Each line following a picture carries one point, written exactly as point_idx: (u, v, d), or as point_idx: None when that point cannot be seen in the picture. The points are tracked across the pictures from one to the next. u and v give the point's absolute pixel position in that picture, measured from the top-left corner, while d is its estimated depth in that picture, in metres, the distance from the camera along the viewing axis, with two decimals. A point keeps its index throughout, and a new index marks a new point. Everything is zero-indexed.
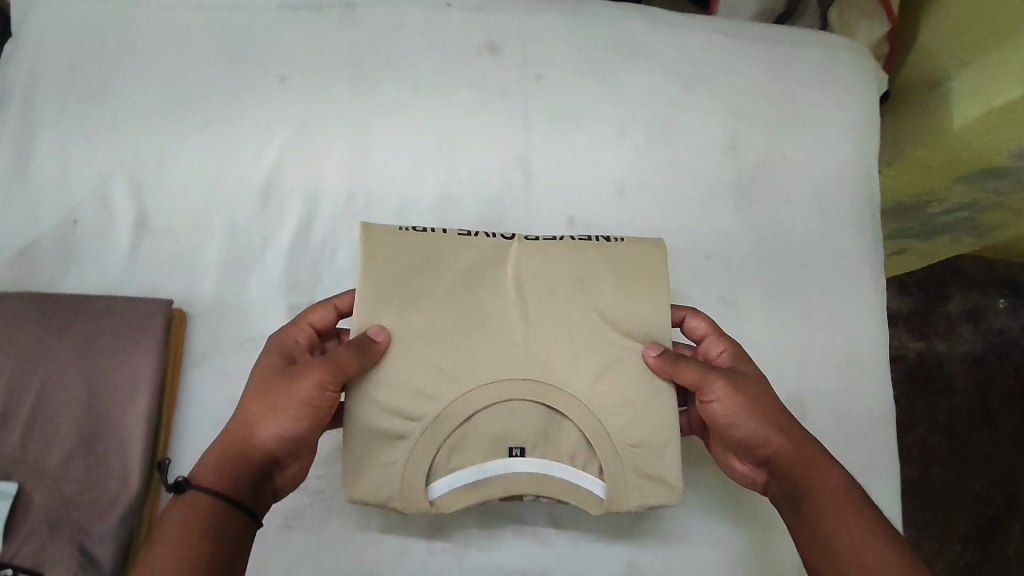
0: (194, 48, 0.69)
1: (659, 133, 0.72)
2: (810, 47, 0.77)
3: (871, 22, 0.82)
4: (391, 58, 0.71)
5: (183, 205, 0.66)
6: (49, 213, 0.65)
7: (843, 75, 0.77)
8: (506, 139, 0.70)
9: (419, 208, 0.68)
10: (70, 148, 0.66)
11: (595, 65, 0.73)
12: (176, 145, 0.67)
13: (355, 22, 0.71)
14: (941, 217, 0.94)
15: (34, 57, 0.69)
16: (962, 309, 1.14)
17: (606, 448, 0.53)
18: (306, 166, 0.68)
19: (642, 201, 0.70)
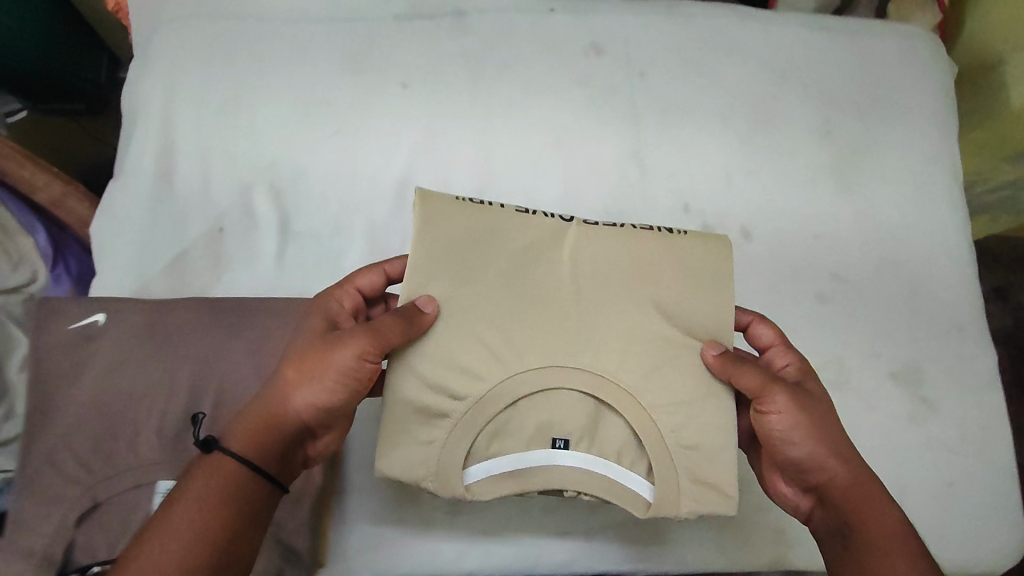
0: (317, 57, 0.72)
1: (758, 127, 0.82)
2: (889, 41, 0.86)
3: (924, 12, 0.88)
4: (502, 57, 0.77)
5: (323, 202, 0.67)
6: (196, 225, 0.64)
7: (929, 67, 0.85)
8: (619, 133, 0.78)
9: (546, 195, 0.73)
10: (207, 152, 0.67)
11: (694, 62, 0.83)
12: (317, 145, 0.68)
13: (469, 29, 0.78)
14: (984, 197, 0.96)
15: (167, 79, 0.70)
16: (992, 287, 1.11)
17: (658, 449, 0.49)
18: (431, 156, 0.71)
19: (746, 188, 0.80)
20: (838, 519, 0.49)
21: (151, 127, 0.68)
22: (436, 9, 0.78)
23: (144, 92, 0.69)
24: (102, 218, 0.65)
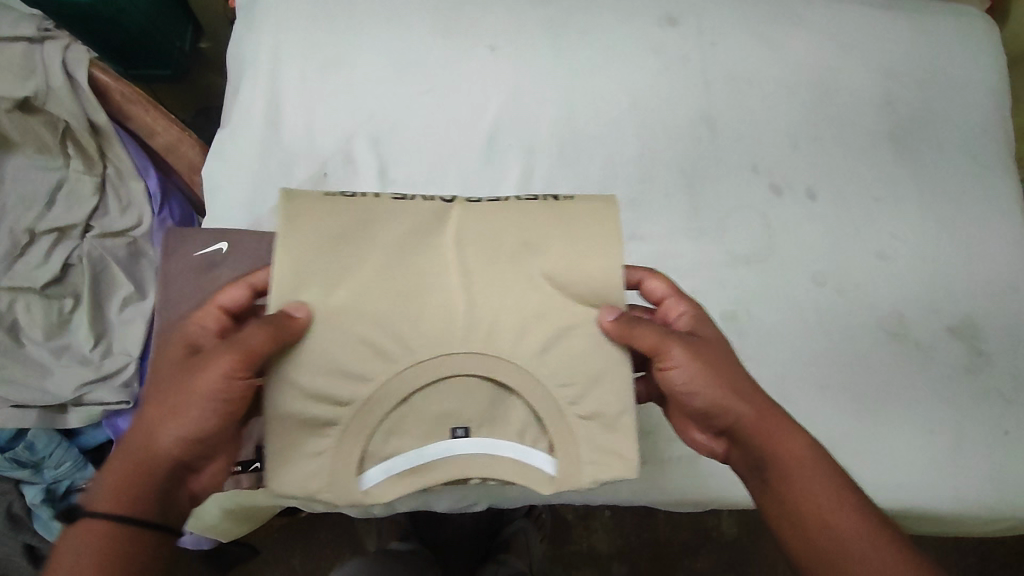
0: (413, 21, 0.79)
1: (822, 94, 0.84)
2: (943, 19, 0.90)
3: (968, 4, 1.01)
4: (577, 21, 0.82)
5: (417, 153, 0.75)
6: (302, 169, 0.72)
7: (980, 47, 0.89)
8: (691, 98, 0.82)
9: (622, 154, 0.78)
10: (311, 104, 0.74)
11: (761, 31, 0.86)
12: (409, 101, 0.76)
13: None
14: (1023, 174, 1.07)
15: (275, 35, 0.76)
16: None
17: (557, 426, 0.51)
18: (517, 111, 0.78)
19: (815, 153, 0.82)
20: (753, 452, 0.54)
21: (261, 78, 0.75)
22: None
23: (254, 47, 0.76)
24: (215, 159, 0.72)
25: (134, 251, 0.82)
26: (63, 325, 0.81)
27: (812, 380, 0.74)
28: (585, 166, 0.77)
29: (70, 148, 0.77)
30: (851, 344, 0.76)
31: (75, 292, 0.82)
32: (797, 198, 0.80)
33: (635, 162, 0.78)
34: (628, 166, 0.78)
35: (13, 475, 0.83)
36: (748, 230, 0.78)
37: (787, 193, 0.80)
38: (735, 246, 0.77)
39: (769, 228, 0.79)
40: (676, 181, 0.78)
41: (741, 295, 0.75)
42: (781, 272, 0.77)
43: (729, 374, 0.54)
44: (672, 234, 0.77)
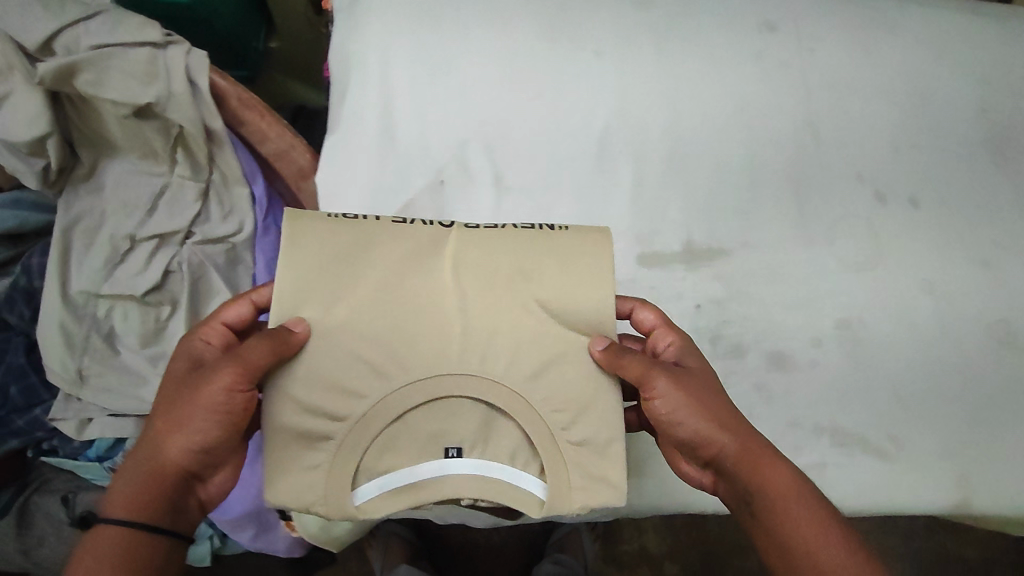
0: (518, 25, 0.77)
1: (923, 100, 0.83)
2: None
3: None
4: (679, 26, 0.81)
5: (529, 161, 0.74)
6: (419, 178, 0.71)
7: None
8: (794, 106, 0.81)
9: (730, 163, 0.78)
10: (423, 110, 0.73)
11: (859, 34, 0.84)
12: (519, 107, 0.75)
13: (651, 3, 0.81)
14: None
15: (382, 37, 0.74)
16: None
17: (547, 449, 0.54)
18: (625, 118, 0.76)
19: (915, 161, 0.82)
20: (734, 479, 0.54)
21: (372, 83, 0.73)
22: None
23: (361, 48, 0.74)
24: (328, 167, 0.71)
25: (232, 258, 0.80)
26: (158, 334, 0.80)
27: (925, 387, 0.75)
28: (694, 177, 0.77)
29: (178, 154, 0.75)
30: (959, 354, 0.76)
31: (172, 299, 0.80)
32: (900, 207, 0.80)
33: (742, 172, 0.78)
34: (738, 176, 0.78)
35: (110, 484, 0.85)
36: (854, 240, 0.78)
37: (891, 203, 0.80)
38: (844, 255, 0.78)
39: (875, 238, 0.79)
40: (783, 191, 0.78)
41: (852, 305, 0.76)
42: (890, 282, 0.77)
43: (709, 402, 0.55)
44: (782, 244, 0.77)
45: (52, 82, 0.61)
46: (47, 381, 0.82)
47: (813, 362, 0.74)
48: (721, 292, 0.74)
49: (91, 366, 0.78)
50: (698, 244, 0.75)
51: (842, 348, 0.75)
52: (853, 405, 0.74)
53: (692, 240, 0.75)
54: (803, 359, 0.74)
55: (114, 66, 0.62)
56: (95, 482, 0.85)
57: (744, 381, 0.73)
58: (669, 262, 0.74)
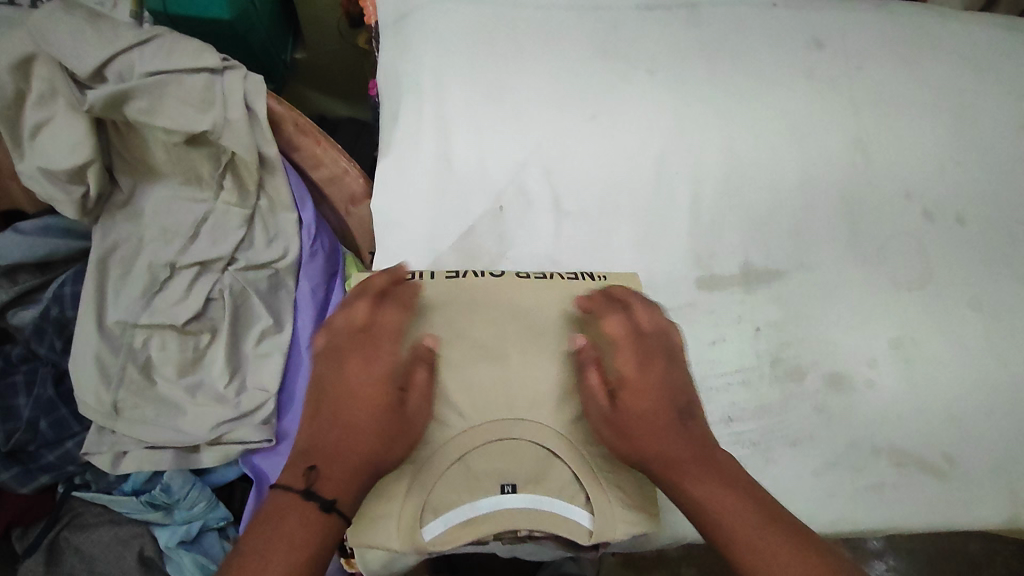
0: (571, 44, 0.76)
1: (969, 117, 0.83)
2: None
3: None
4: (728, 44, 0.80)
5: (587, 183, 0.72)
6: (478, 203, 0.69)
7: None
8: (845, 123, 0.80)
9: (786, 183, 0.77)
10: (480, 134, 0.71)
11: (904, 51, 0.84)
12: (576, 126, 0.73)
13: (702, 20, 0.81)
14: None
15: (435, 58, 0.73)
16: None
17: (595, 484, 0.55)
18: (678, 137, 0.75)
19: (961, 179, 0.82)
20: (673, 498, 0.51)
21: (427, 105, 0.72)
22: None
23: (413, 69, 0.73)
24: (382, 193, 0.69)
25: (274, 283, 0.77)
26: (197, 362, 0.75)
27: (984, 410, 0.73)
28: (748, 197, 0.76)
29: (226, 179, 0.73)
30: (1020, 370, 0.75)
31: (212, 328, 0.76)
32: (949, 225, 0.80)
33: (795, 190, 0.77)
34: (791, 195, 0.77)
35: (146, 518, 0.76)
36: (906, 258, 0.78)
37: (942, 219, 0.80)
38: (897, 274, 0.77)
39: (926, 255, 0.78)
40: (836, 210, 0.78)
41: (907, 324, 0.75)
42: (941, 299, 0.77)
43: (651, 419, 0.52)
44: (836, 263, 0.77)
45: (101, 111, 0.61)
46: (78, 413, 0.76)
47: (869, 383, 0.72)
48: (778, 314, 0.73)
49: (125, 399, 0.72)
50: (755, 265, 0.75)
51: (896, 368, 0.73)
52: (915, 423, 0.72)
53: (750, 261, 0.75)
54: (859, 379, 0.72)
55: (171, 93, 0.63)
56: (128, 515, 0.76)
57: (805, 403, 0.71)
58: (729, 286, 0.73)
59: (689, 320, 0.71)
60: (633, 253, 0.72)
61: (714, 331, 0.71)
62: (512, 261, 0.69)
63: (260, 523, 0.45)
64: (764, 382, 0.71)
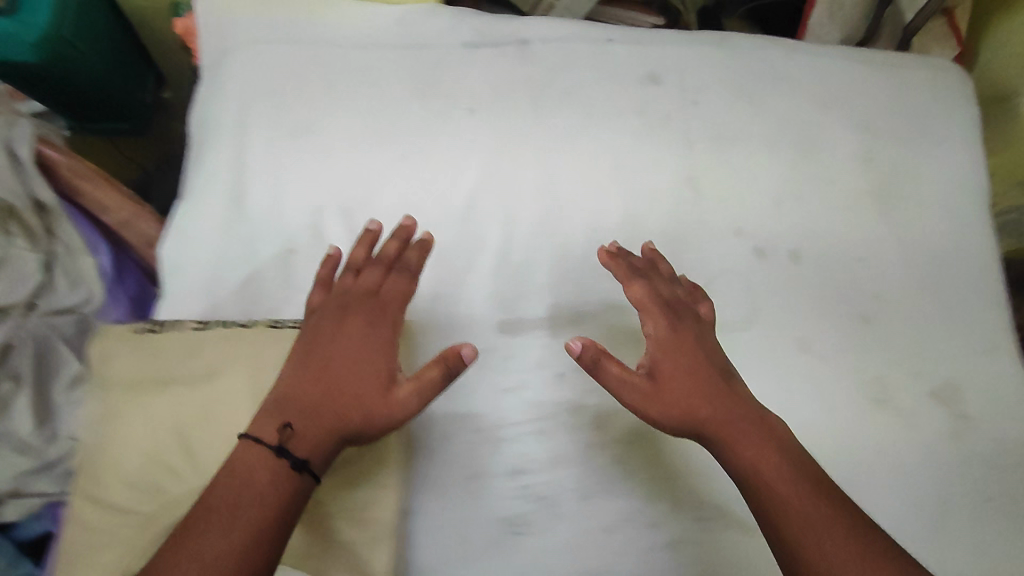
0: (387, 82, 0.74)
1: (807, 150, 0.78)
2: (919, 66, 0.85)
3: (945, 48, 0.94)
4: (546, 80, 0.77)
5: (378, 225, 0.67)
6: (265, 247, 0.66)
7: (956, 94, 0.84)
8: (670, 156, 0.75)
9: (606, 222, 0.71)
10: (278, 177, 0.68)
11: (740, 87, 0.80)
12: (380, 165, 0.70)
13: (531, 58, 0.78)
14: None
15: (242, 102, 0.71)
16: None
17: (330, 547, 0.52)
18: (476, 177, 0.71)
19: (796, 214, 0.75)
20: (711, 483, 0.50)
21: (226, 146, 0.70)
22: (502, 35, 0.79)
23: (218, 111, 0.71)
24: (175, 236, 0.67)
25: (83, 326, 0.76)
26: None
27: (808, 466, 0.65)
28: (561, 236, 0.70)
29: (12, 225, 0.69)
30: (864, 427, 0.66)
31: None
32: (781, 262, 0.73)
33: (608, 225, 0.71)
34: (607, 235, 0.71)
35: None
36: (733, 293, 0.70)
37: (774, 260, 0.73)
38: (720, 313, 0.69)
39: (754, 292, 0.71)
40: (655, 248, 0.71)
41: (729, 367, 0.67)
42: (767, 341, 0.69)
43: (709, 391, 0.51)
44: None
45: None
46: None
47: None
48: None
49: None
50: (563, 308, 0.67)
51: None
52: (730, 484, 0.62)
53: (557, 305, 0.67)
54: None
55: None
56: None
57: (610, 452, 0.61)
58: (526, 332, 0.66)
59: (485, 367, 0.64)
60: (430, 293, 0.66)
61: (512, 378, 0.63)
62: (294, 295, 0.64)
63: (229, 470, 0.45)
64: (567, 431, 0.62)
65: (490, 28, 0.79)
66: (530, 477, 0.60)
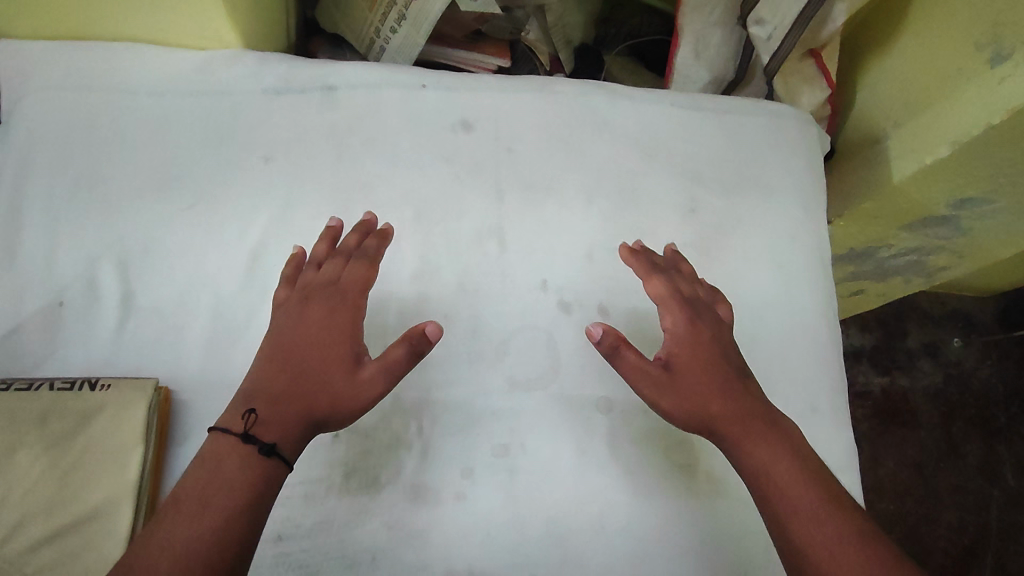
0: (181, 130, 0.67)
1: (624, 199, 0.70)
2: (756, 117, 0.76)
3: (812, 89, 0.85)
4: (341, 117, 0.69)
5: (159, 279, 0.62)
6: (32, 297, 0.61)
7: (797, 148, 0.76)
8: (480, 208, 0.68)
9: (401, 275, 0.65)
10: (56, 229, 0.63)
11: (557, 133, 0.71)
12: (163, 215, 0.64)
13: (336, 106, 0.69)
14: (891, 262, 1.08)
15: (24, 148, 0.65)
16: (922, 344, 1.38)
17: None
18: (258, 230, 0.65)
19: (614, 266, 0.68)
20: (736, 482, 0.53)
21: (0, 200, 0.63)
22: (308, 81, 0.70)
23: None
24: None
25: None
26: None
27: (623, 522, 0.60)
28: None
29: None
30: (673, 473, 0.62)
31: None
32: (588, 316, 0.66)
33: (415, 291, 0.64)
34: (404, 289, 0.64)
35: None
36: (528, 356, 0.64)
37: (584, 307, 0.66)
38: (516, 372, 0.63)
39: (556, 352, 0.64)
40: (455, 300, 0.65)
41: (516, 427, 0.62)
42: (572, 398, 0.63)
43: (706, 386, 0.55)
44: (449, 361, 0.63)
45: None
46: None
47: (459, 498, 0.59)
48: (371, 418, 0.60)
49: None
50: None
51: (497, 478, 0.60)
52: (525, 534, 0.59)
53: None
54: (446, 492, 0.59)
55: None
56: None
57: (374, 518, 0.57)
58: None
59: None
60: (207, 360, 0.60)
61: None
62: (60, 363, 0.59)
63: (201, 462, 0.48)
64: (332, 495, 0.57)
65: (297, 71, 0.70)
66: (303, 540, 0.56)
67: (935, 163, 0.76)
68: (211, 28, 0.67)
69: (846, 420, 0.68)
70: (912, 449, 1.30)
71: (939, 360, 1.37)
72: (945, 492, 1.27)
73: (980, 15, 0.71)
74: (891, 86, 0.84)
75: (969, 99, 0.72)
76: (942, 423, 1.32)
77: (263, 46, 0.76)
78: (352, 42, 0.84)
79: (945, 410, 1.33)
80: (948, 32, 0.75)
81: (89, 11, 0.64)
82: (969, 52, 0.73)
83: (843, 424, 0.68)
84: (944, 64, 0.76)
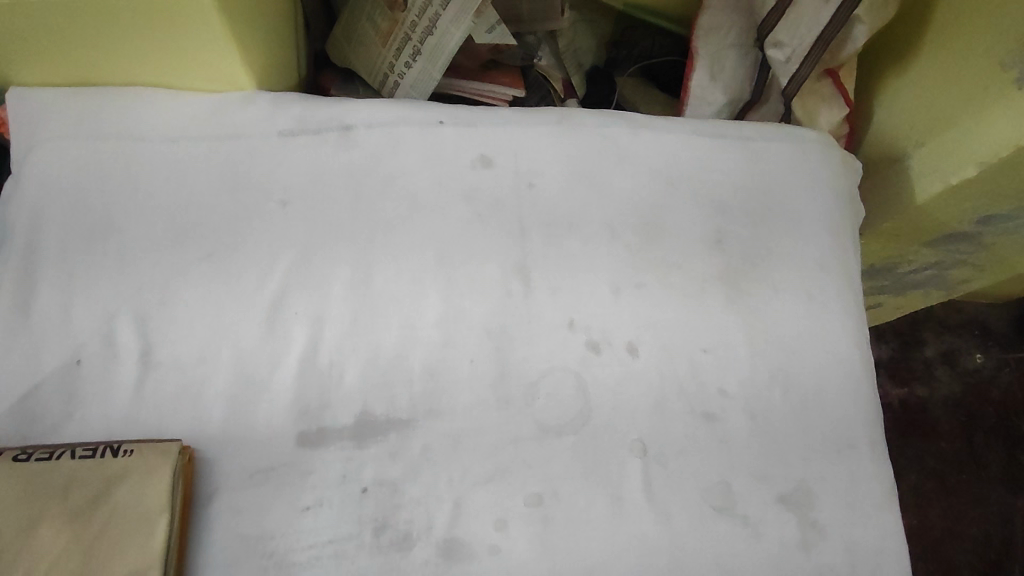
0: (192, 176, 0.65)
1: (648, 233, 0.69)
2: (779, 141, 0.75)
3: (831, 108, 0.83)
4: (357, 156, 0.67)
5: (177, 333, 0.61)
6: (50, 357, 0.59)
7: (822, 171, 0.75)
8: (503, 247, 0.66)
9: (425, 320, 0.63)
10: (72, 283, 0.61)
11: (579, 166, 0.70)
12: (179, 266, 0.63)
13: (352, 146, 0.67)
14: (911, 277, 1.07)
15: (36, 199, 0.63)
16: (941, 354, 1.36)
17: None
18: (275, 277, 0.63)
19: (641, 301, 0.67)
20: None
21: (14, 257, 0.62)
22: (323, 121, 0.68)
23: (12, 220, 0.63)
24: None
25: None
26: None
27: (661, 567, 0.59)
28: (380, 335, 0.62)
29: None
30: (711, 515, 0.61)
31: None
32: (618, 356, 0.65)
33: (440, 335, 0.63)
34: (428, 333, 0.63)
35: None
36: (558, 400, 0.62)
37: (614, 345, 0.65)
38: (546, 417, 0.62)
39: (586, 396, 0.63)
40: (482, 343, 0.63)
41: (549, 474, 0.60)
42: (607, 441, 0.62)
43: None
44: (478, 408, 0.61)
45: None
46: None
47: (493, 551, 0.57)
48: (399, 470, 0.58)
49: None
50: (377, 416, 0.60)
51: (530, 529, 0.58)
52: None
53: (370, 412, 0.60)
54: (480, 545, 0.57)
55: None
56: None
57: None
58: (335, 443, 0.58)
59: (288, 483, 0.57)
60: (228, 415, 0.58)
61: (313, 493, 0.57)
62: (79, 424, 0.58)
63: None
64: (363, 554, 0.56)
65: (312, 111, 0.68)
66: None
67: (960, 182, 0.76)
68: (223, 71, 0.65)
69: (881, 452, 0.67)
70: (933, 462, 1.28)
71: (957, 370, 1.34)
72: (970, 503, 1.26)
73: (1003, 29, 0.69)
74: (911, 107, 0.83)
75: (997, 117, 0.71)
76: (963, 433, 1.30)
77: (276, 86, 0.75)
78: (364, 76, 0.82)
79: (966, 419, 1.31)
80: (972, 50, 0.73)
81: (99, 58, 0.63)
82: (995, 71, 0.71)
83: (878, 457, 0.66)
84: (968, 86, 0.74)
